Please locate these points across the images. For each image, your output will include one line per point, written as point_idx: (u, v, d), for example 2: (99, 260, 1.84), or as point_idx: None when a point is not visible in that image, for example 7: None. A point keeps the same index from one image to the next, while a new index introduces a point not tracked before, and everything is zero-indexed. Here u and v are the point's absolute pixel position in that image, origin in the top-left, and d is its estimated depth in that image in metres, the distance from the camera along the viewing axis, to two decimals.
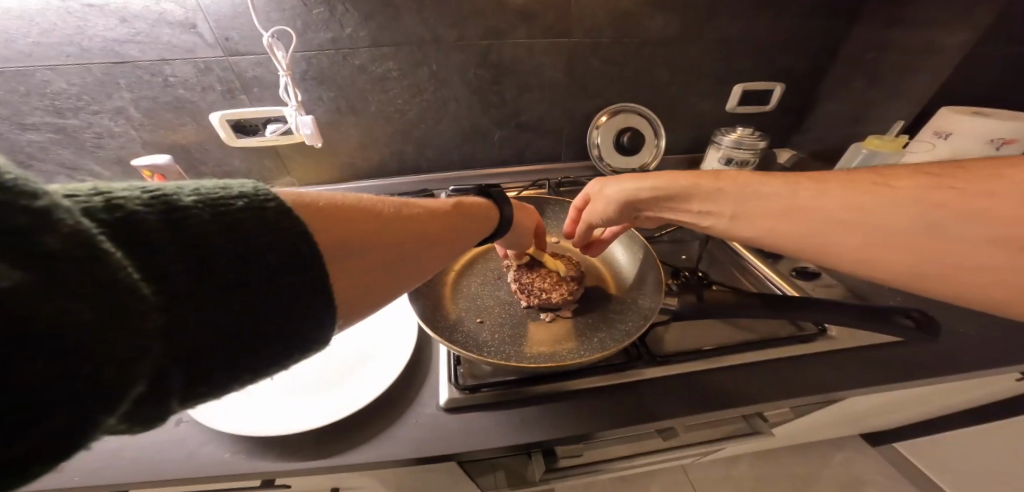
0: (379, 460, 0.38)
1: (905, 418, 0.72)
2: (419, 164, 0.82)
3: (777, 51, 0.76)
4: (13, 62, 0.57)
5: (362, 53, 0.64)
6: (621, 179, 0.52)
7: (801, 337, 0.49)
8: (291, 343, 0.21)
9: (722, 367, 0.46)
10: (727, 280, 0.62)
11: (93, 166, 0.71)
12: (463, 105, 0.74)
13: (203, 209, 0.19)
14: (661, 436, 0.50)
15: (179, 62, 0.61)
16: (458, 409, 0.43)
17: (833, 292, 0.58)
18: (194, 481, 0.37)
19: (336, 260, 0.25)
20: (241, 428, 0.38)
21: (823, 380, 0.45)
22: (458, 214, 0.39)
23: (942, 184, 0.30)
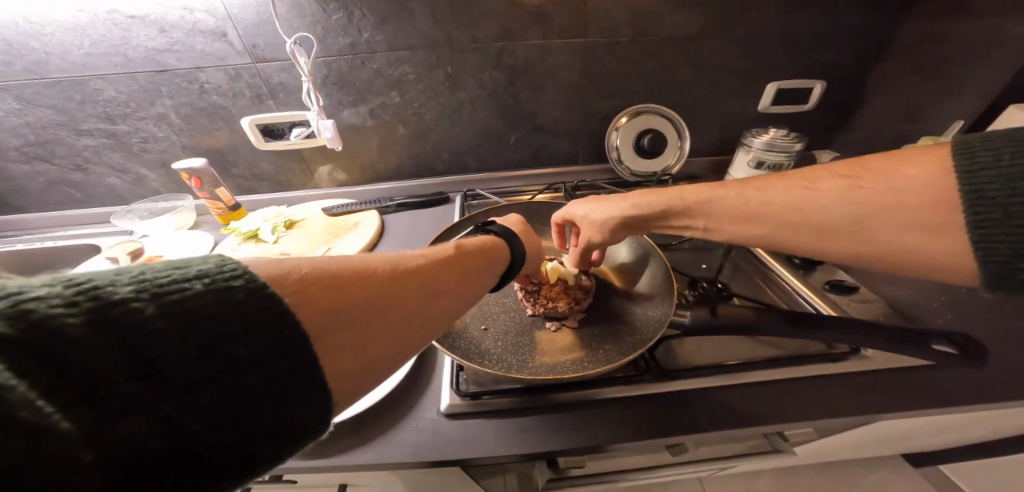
0: (377, 462, 0.38)
1: (954, 442, 0.64)
2: (436, 166, 0.82)
3: (818, 46, 0.70)
4: (70, 72, 0.62)
5: (379, 57, 0.65)
6: (605, 202, 0.50)
7: (833, 355, 0.44)
8: (289, 425, 0.20)
9: (741, 385, 0.43)
10: (751, 292, 0.58)
11: (140, 169, 0.77)
12: (477, 107, 0.74)
13: (152, 300, 0.17)
14: (670, 452, 0.47)
15: (212, 69, 0.64)
16: (458, 416, 0.42)
17: (874, 307, 0.52)
18: None
19: (327, 345, 0.23)
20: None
21: (855, 402, 0.41)
22: (466, 257, 0.37)
23: (855, 185, 0.32)
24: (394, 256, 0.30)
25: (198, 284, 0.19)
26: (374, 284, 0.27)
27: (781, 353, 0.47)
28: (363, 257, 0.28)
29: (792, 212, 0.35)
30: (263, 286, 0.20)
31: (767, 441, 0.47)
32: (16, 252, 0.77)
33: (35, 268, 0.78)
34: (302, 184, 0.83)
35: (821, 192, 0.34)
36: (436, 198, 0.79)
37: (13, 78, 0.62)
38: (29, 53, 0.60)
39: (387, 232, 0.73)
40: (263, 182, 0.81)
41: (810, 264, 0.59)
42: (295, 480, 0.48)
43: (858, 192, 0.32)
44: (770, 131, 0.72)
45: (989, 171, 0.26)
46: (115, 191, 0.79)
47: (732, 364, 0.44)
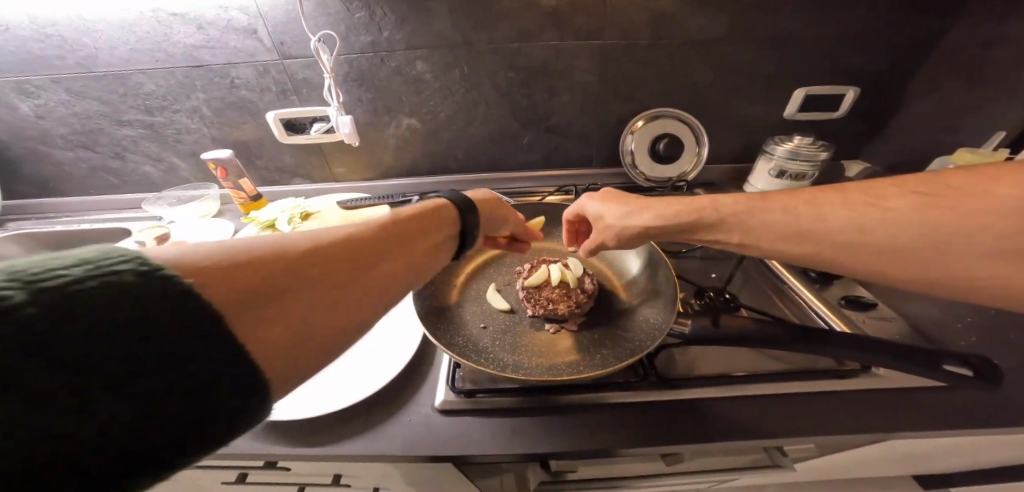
0: (368, 454, 0.38)
1: (979, 468, 0.60)
2: (449, 165, 0.84)
3: (849, 52, 0.68)
4: (116, 67, 0.67)
5: (399, 56, 0.67)
6: (625, 205, 0.48)
7: (840, 372, 0.42)
8: (201, 415, 0.18)
9: (744, 397, 0.41)
10: (761, 303, 0.56)
11: (173, 159, 0.81)
12: (494, 108, 0.75)
13: (15, 289, 0.16)
14: (664, 461, 0.46)
15: (243, 65, 0.67)
16: (452, 412, 0.41)
17: (895, 323, 0.50)
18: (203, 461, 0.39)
19: (252, 327, 0.22)
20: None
21: (866, 421, 0.39)
22: (409, 233, 0.37)
23: (929, 203, 0.30)
24: (325, 235, 0.30)
25: (77, 270, 0.18)
26: (315, 263, 0.27)
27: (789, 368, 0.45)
28: (302, 237, 0.28)
29: (855, 228, 0.32)
30: (157, 269, 0.19)
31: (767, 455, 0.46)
32: (57, 234, 0.82)
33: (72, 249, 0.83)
34: (320, 178, 0.85)
35: (877, 209, 0.31)
36: (448, 197, 0.79)
37: (63, 71, 0.67)
38: (80, 48, 0.64)
39: None
40: (285, 175, 0.85)
41: (826, 278, 0.57)
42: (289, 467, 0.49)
43: (930, 211, 0.29)
44: (795, 138, 0.69)
45: None
46: (149, 180, 0.84)
47: (736, 375, 0.43)
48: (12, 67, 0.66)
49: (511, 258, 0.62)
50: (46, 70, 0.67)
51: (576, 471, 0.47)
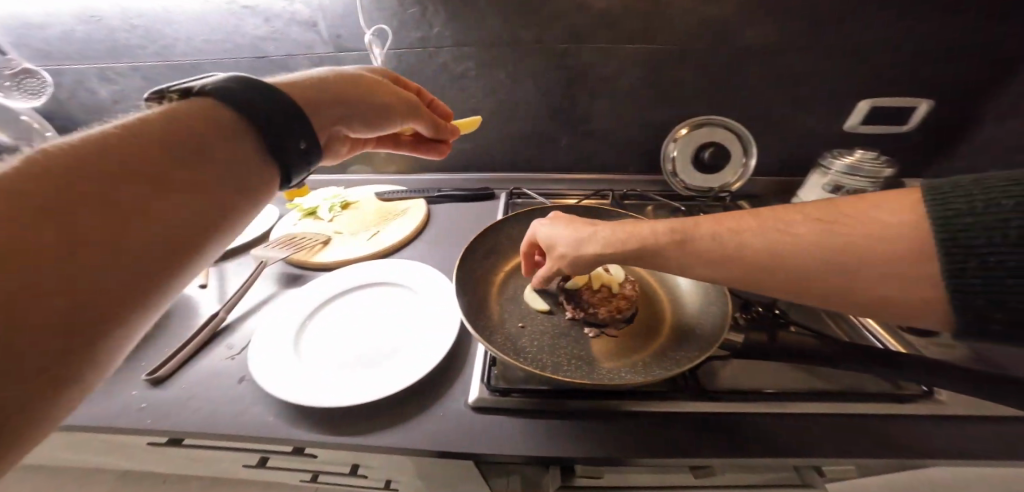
0: (398, 447, 0.38)
1: None
2: (485, 162, 0.85)
3: (921, 64, 0.63)
4: (189, 57, 0.72)
5: (446, 51, 0.69)
6: (577, 231, 0.45)
7: (898, 395, 0.39)
8: None
9: (790, 415, 0.39)
10: (810, 320, 0.52)
11: None
12: (534, 108, 0.75)
13: None
14: (693, 474, 0.44)
15: (301, 56, 0.71)
16: (485, 410, 0.41)
17: (962, 355, 0.46)
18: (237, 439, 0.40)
19: None
20: (284, 394, 0.40)
21: (931, 446, 0.36)
22: (197, 194, 0.25)
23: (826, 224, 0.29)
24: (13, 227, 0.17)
25: None
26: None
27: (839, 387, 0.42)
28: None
29: (776, 249, 0.30)
30: None
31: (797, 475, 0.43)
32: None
33: None
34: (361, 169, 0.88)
35: (788, 230, 0.31)
36: (482, 194, 0.80)
37: (143, 59, 0.72)
38: (161, 38, 0.70)
39: (432, 223, 0.75)
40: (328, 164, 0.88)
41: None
42: (314, 454, 0.50)
43: (829, 233, 0.28)
44: (857, 153, 0.64)
45: (963, 217, 0.23)
46: None
47: (783, 391, 0.40)
48: (101, 54, 0.72)
49: None
50: (128, 58, 0.73)
51: (602, 478, 0.45)
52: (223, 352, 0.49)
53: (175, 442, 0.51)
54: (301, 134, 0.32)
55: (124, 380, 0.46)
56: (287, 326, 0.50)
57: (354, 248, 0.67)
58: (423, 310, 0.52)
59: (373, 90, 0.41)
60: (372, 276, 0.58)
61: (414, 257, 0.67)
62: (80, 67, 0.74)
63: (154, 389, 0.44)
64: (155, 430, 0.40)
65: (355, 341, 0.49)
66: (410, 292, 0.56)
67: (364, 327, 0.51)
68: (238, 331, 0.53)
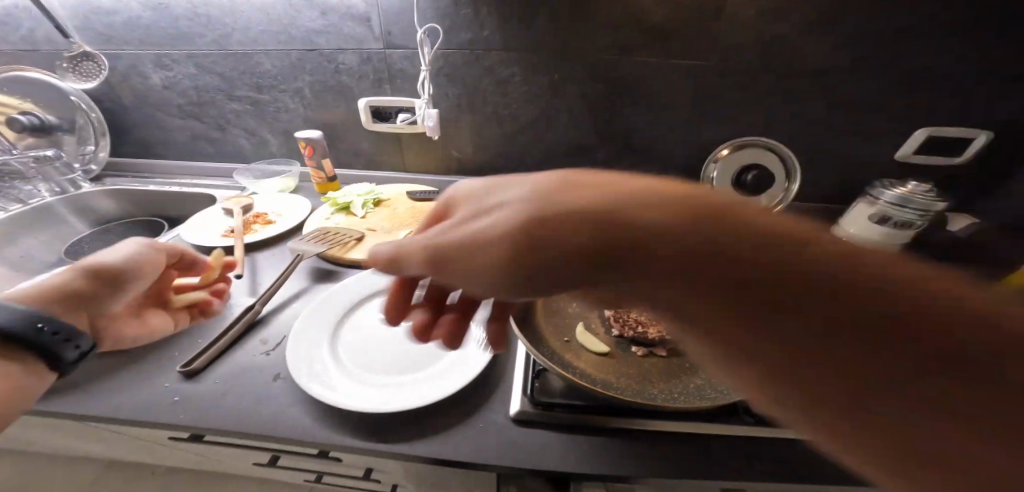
0: (437, 458, 0.37)
1: None
2: (518, 168, 0.84)
3: (983, 95, 0.61)
4: (244, 46, 0.73)
5: (493, 55, 0.69)
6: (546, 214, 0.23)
7: None
8: None
9: None
10: None
11: (266, 134, 0.86)
12: (575, 117, 0.75)
13: None
14: None
15: (350, 51, 0.72)
16: (526, 423, 0.40)
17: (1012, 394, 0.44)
18: (268, 439, 0.39)
19: None
20: (325, 396, 0.38)
21: None
22: None
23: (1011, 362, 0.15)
24: None
25: None
26: None
27: None
28: None
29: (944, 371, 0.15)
30: None
31: None
32: (147, 193, 0.85)
33: (157, 210, 0.86)
34: (393, 166, 0.89)
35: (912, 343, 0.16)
36: None
37: (198, 46, 0.74)
38: (218, 26, 0.71)
39: None
40: (361, 158, 0.89)
41: None
42: (338, 458, 0.48)
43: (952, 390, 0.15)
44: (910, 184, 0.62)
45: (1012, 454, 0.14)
46: (240, 152, 0.89)
47: None
48: (158, 40, 0.73)
49: None
50: (184, 45, 0.74)
51: None
52: (258, 347, 0.48)
53: (195, 439, 0.49)
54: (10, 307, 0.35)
55: (158, 368, 0.44)
56: (324, 322, 0.49)
57: None
58: None
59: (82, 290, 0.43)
60: None
61: None
62: (137, 51, 0.76)
63: (184, 381, 0.43)
64: (185, 425, 0.39)
65: (396, 344, 0.48)
66: None
67: (400, 331, 0.49)
68: (272, 325, 0.52)
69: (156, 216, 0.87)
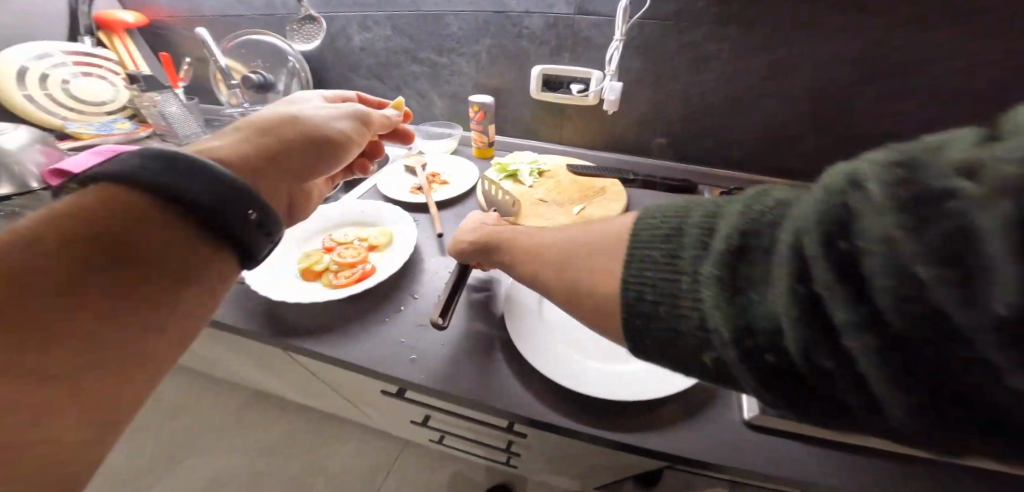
0: (680, 453, 0.38)
1: None
2: (685, 151, 0.79)
3: None
4: (437, 7, 0.76)
5: (701, 26, 0.65)
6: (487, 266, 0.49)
7: None
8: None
9: None
10: None
11: (434, 96, 0.89)
12: (770, 98, 0.68)
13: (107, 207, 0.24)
14: None
15: (538, 15, 0.72)
16: (766, 430, 0.39)
17: None
18: (506, 411, 0.42)
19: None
20: (571, 386, 0.41)
21: None
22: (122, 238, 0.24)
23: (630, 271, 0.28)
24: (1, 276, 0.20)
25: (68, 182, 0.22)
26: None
27: None
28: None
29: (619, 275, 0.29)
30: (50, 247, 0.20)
31: None
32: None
33: None
34: (548, 137, 0.88)
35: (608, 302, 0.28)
36: (687, 186, 0.74)
37: (397, 7, 0.78)
38: None
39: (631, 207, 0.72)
40: (515, 127, 0.89)
41: None
42: (524, 435, 0.52)
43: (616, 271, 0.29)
44: None
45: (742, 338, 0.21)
46: None
47: None
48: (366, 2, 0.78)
49: None
50: (388, 7, 0.78)
51: None
52: (468, 312, 0.52)
53: (400, 395, 0.56)
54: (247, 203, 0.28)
55: (396, 324, 0.50)
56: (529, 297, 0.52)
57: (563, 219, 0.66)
58: None
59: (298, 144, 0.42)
60: None
61: None
62: (348, 14, 0.81)
63: (418, 342, 0.48)
64: (433, 387, 0.44)
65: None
66: None
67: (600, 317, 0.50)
68: (472, 292, 0.56)
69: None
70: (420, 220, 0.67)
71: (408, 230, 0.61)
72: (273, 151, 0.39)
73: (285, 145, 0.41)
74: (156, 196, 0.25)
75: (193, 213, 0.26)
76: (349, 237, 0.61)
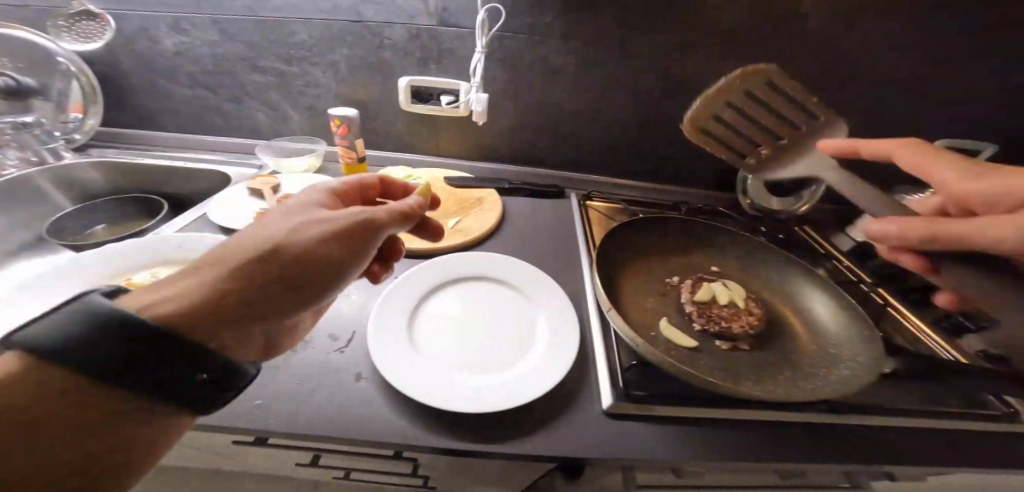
0: (549, 454, 0.38)
1: None
2: (555, 159, 0.85)
3: (987, 109, 0.70)
4: (278, 13, 0.68)
5: (553, 42, 0.69)
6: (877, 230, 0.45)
7: (985, 414, 0.45)
8: None
9: (890, 428, 0.44)
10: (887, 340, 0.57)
11: (289, 109, 0.80)
12: (620, 111, 0.76)
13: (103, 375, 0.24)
14: (781, 475, 0.52)
15: (400, 26, 0.69)
16: (621, 416, 0.42)
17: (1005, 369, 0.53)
18: (372, 442, 0.38)
19: None
20: (433, 402, 0.38)
21: (1008, 456, 0.43)
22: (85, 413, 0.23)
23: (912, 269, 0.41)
24: None
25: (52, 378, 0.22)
26: None
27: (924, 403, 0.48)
28: None
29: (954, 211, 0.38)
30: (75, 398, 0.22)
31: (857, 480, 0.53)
32: (148, 170, 0.79)
33: (156, 184, 0.81)
34: (426, 149, 0.86)
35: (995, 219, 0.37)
36: (555, 191, 0.81)
37: (226, 10, 0.68)
38: None
39: (508, 215, 0.75)
40: (391, 140, 0.85)
41: (958, 328, 0.57)
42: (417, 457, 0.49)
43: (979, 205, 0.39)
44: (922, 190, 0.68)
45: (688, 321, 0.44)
46: (254, 126, 0.82)
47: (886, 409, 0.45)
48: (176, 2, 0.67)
49: (661, 265, 0.59)
50: (209, 8, 0.68)
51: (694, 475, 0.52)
52: (330, 345, 0.47)
53: (260, 442, 0.47)
54: (208, 364, 0.27)
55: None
56: (398, 321, 0.48)
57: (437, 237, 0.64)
58: (535, 309, 0.53)
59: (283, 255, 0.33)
60: (470, 273, 0.57)
61: (500, 251, 0.66)
62: (148, 12, 0.69)
63: (260, 387, 0.41)
64: (277, 433, 0.37)
65: (475, 340, 0.48)
66: (514, 292, 0.56)
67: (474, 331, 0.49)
68: (336, 324, 0.50)
69: (156, 194, 0.82)
70: None
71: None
72: (248, 289, 0.31)
73: (267, 275, 0.32)
74: (110, 372, 0.24)
75: (150, 387, 0.25)
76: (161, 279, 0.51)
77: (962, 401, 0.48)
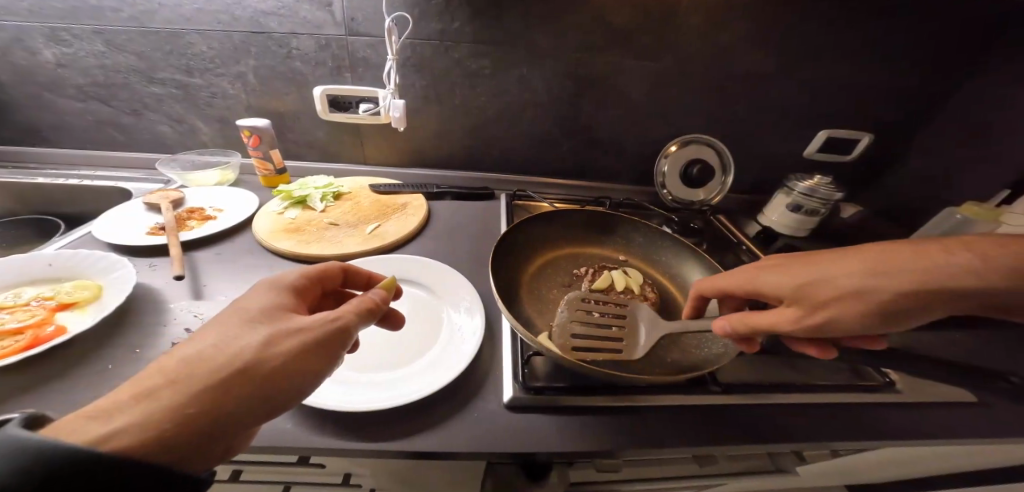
0: (436, 452, 0.37)
1: None
2: (483, 163, 0.86)
3: (865, 104, 0.76)
4: (171, 25, 0.66)
5: (463, 48, 0.70)
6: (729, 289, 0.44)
7: (867, 386, 0.48)
8: None
9: (782, 404, 0.45)
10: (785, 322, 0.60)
11: (197, 122, 0.76)
12: (537, 114, 0.78)
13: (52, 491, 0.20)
14: (700, 463, 0.53)
15: (306, 36, 0.67)
16: (522, 408, 0.42)
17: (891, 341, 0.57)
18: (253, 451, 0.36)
19: None
20: (308, 399, 0.36)
21: (890, 423, 0.45)
22: None
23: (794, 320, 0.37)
24: None
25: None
26: None
27: (813, 377, 0.50)
28: None
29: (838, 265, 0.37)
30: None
31: (772, 460, 0.54)
32: (36, 186, 0.73)
33: (46, 204, 0.75)
34: (352, 158, 0.84)
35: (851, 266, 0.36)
36: (483, 193, 0.81)
37: (112, 22, 0.65)
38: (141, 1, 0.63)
39: (433, 219, 0.74)
40: (313, 150, 0.82)
41: None
42: (322, 464, 0.46)
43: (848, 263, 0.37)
44: (814, 177, 0.74)
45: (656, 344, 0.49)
46: (161, 139, 0.78)
47: (775, 385, 0.47)
48: (56, 12, 0.64)
49: (571, 260, 0.63)
50: (94, 20, 0.65)
51: (615, 472, 0.51)
52: None
53: None
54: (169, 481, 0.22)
55: (98, 391, 0.37)
56: None
57: (352, 242, 0.63)
58: (446, 307, 0.53)
59: (254, 364, 0.28)
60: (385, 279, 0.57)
61: (420, 253, 0.65)
62: (21, 23, 0.65)
63: None
64: None
65: (375, 340, 0.47)
66: (425, 290, 0.55)
67: (379, 334, 0.48)
68: None
69: (47, 212, 0.76)
70: (157, 264, 0.55)
71: (124, 271, 0.49)
72: (219, 412, 0.25)
73: (250, 393, 0.27)
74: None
75: None
76: (26, 298, 0.46)
77: (850, 374, 0.51)
